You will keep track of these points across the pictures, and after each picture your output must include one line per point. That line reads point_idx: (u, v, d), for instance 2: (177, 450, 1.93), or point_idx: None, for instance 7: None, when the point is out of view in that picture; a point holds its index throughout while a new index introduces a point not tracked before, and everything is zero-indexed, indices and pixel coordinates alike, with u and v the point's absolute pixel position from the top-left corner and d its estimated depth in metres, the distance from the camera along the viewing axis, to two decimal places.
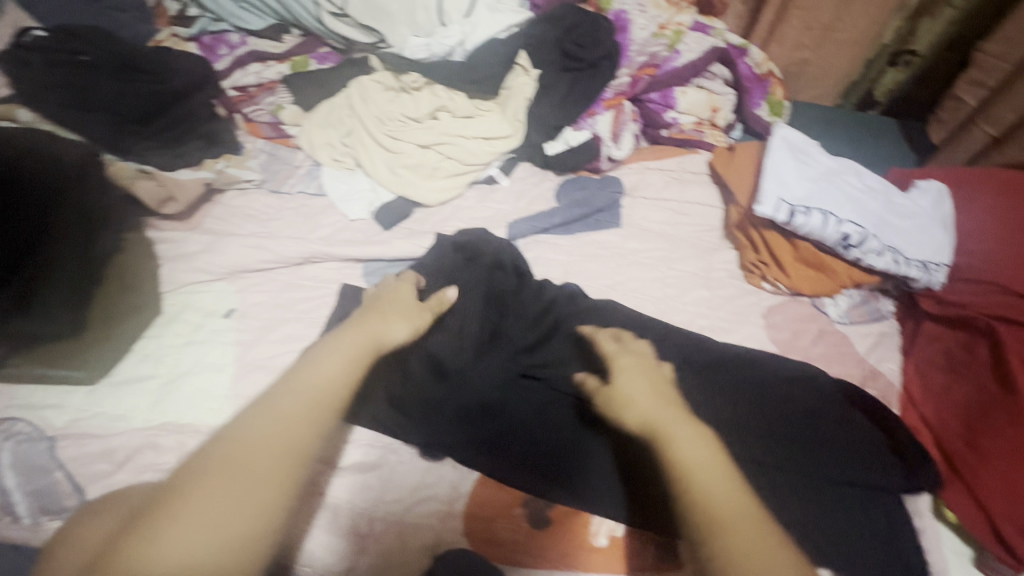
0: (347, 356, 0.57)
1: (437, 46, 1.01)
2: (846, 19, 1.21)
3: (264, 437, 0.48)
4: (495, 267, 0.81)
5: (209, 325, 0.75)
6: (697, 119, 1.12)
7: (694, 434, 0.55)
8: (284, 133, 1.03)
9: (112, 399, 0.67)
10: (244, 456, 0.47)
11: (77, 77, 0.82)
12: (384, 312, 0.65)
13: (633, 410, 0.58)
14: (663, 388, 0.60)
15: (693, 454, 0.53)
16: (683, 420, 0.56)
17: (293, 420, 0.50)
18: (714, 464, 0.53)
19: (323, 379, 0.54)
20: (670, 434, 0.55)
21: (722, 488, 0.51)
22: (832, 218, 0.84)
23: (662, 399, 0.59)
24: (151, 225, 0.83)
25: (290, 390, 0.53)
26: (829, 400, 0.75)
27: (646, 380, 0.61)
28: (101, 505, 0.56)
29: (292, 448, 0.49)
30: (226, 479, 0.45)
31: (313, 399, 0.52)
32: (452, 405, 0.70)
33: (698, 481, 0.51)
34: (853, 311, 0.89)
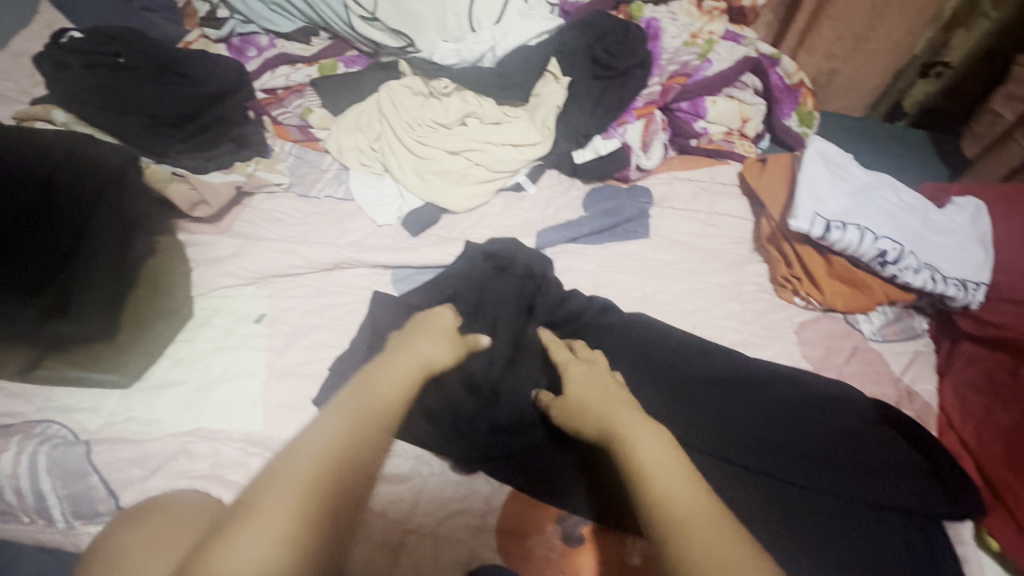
0: (397, 373, 0.55)
1: (468, 52, 0.99)
2: (879, 31, 1.19)
3: (321, 449, 0.46)
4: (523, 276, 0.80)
5: (240, 330, 0.75)
6: (727, 129, 1.10)
7: (651, 433, 0.53)
8: (312, 137, 1.03)
9: (146, 403, 0.67)
10: (305, 471, 0.44)
11: (115, 79, 0.83)
12: (426, 333, 0.62)
13: (589, 414, 0.58)
14: (614, 392, 0.60)
15: (646, 452, 0.51)
16: (639, 420, 0.55)
17: (352, 432, 0.48)
18: (672, 461, 0.50)
19: (381, 394, 0.52)
20: (625, 434, 0.53)
21: (678, 481, 0.48)
22: (869, 234, 0.83)
23: (611, 402, 0.58)
24: (182, 228, 0.83)
25: (346, 403, 0.51)
26: (865, 419, 0.74)
27: (602, 386, 0.61)
28: (138, 514, 0.55)
29: (353, 460, 0.47)
30: (289, 495, 0.43)
31: (372, 410, 0.51)
32: (486, 422, 0.68)
33: (658, 480, 0.48)
34: (886, 328, 0.87)
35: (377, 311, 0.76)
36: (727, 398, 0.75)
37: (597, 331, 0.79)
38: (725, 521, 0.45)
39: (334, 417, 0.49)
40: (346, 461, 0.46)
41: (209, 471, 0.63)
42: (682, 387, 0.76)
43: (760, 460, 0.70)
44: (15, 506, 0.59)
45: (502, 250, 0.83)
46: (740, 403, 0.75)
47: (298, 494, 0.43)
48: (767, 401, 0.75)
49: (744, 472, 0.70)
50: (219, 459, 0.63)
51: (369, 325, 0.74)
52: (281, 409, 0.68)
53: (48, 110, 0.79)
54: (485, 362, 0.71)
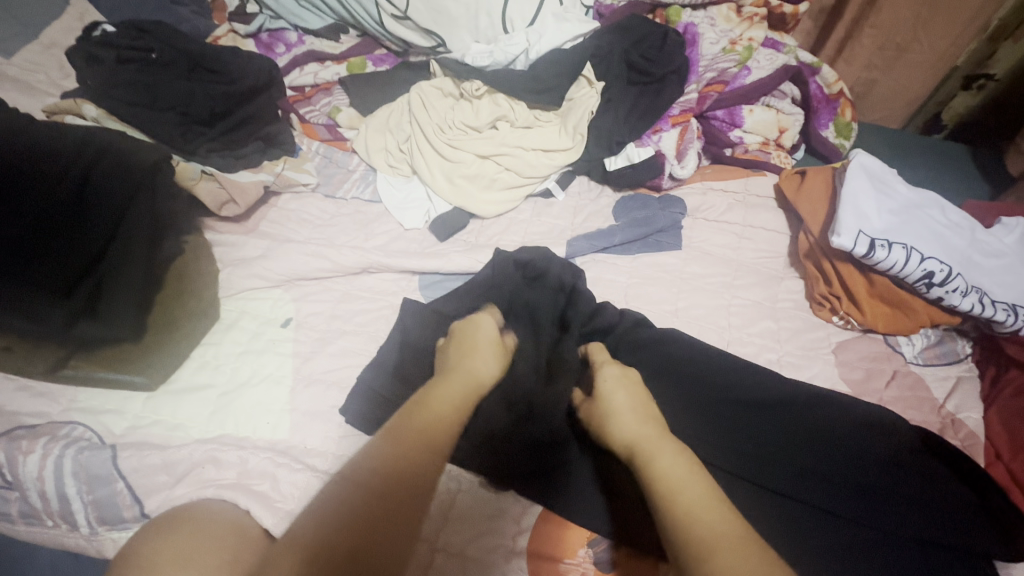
0: (453, 393, 0.56)
1: (500, 54, 0.96)
2: (922, 42, 1.15)
3: (378, 463, 0.47)
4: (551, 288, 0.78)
5: (266, 334, 0.73)
6: (764, 138, 1.08)
7: (674, 450, 0.53)
8: (339, 136, 1.02)
9: (172, 407, 0.66)
10: (360, 487, 0.44)
11: (147, 75, 0.81)
12: (471, 348, 0.64)
13: (616, 424, 0.58)
14: (649, 408, 0.60)
15: (670, 469, 0.50)
16: (663, 437, 0.54)
17: (406, 448, 0.48)
18: (693, 480, 0.49)
19: (439, 412, 0.53)
20: (651, 451, 0.53)
21: (700, 498, 0.46)
22: (915, 254, 0.80)
23: (639, 413, 0.59)
24: (208, 226, 0.82)
25: (400, 420, 0.52)
26: (909, 448, 0.71)
27: (636, 397, 0.61)
28: (169, 523, 0.54)
29: (408, 476, 0.46)
30: (345, 511, 0.42)
31: (428, 429, 0.51)
32: (519, 438, 0.65)
33: (681, 496, 0.47)
34: (927, 351, 0.85)
35: (406, 318, 0.74)
36: (759, 420, 0.73)
37: (626, 347, 0.78)
38: (748, 541, 0.42)
39: (389, 434, 0.50)
40: (400, 476, 0.46)
41: (235, 480, 0.61)
42: (713, 407, 0.74)
43: (797, 488, 0.68)
44: (40, 509, 0.60)
45: (534, 260, 0.81)
46: (774, 426, 0.72)
47: (353, 509, 0.43)
48: (803, 426, 0.72)
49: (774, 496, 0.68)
50: (246, 468, 0.62)
51: (398, 334, 0.73)
52: (308, 418, 0.67)
53: (79, 104, 0.78)
54: (518, 376, 0.69)
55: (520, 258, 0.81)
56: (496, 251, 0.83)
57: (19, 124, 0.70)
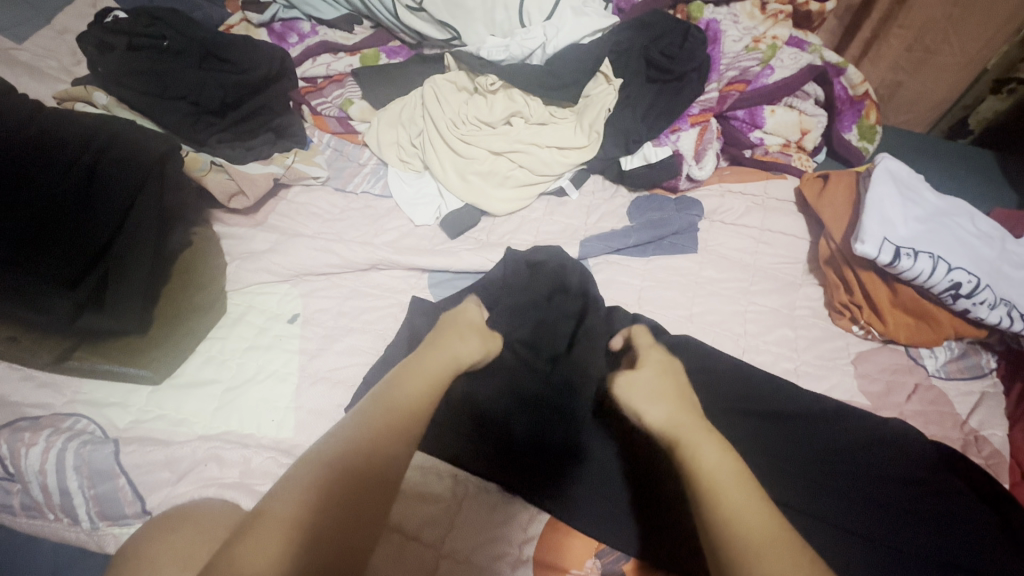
0: (423, 378, 0.53)
1: (517, 48, 0.94)
2: (953, 44, 1.11)
3: (343, 447, 0.46)
4: (555, 291, 0.77)
5: (272, 329, 0.72)
6: (785, 140, 1.06)
7: (720, 445, 0.49)
8: (351, 129, 1.00)
9: (175, 402, 0.65)
10: (329, 476, 0.44)
11: (159, 64, 0.80)
12: (455, 328, 0.61)
13: (655, 408, 0.54)
14: (686, 393, 0.56)
15: (716, 466, 0.46)
16: (710, 431, 0.50)
17: (375, 435, 0.47)
18: (737, 478, 0.46)
19: (409, 392, 0.52)
20: (693, 442, 0.49)
21: (744, 497, 0.44)
22: (942, 264, 0.77)
23: (679, 396, 0.55)
24: (217, 218, 0.81)
25: (374, 400, 0.51)
26: (928, 464, 0.68)
27: (670, 379, 0.58)
28: (173, 518, 0.53)
29: (381, 463, 0.46)
30: (312, 498, 0.42)
31: (396, 413, 0.49)
32: (525, 440, 0.65)
33: (726, 496, 0.44)
34: (951, 365, 0.82)
35: (414, 316, 0.73)
36: (768, 431, 0.71)
37: None
38: (797, 548, 0.41)
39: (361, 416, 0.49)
40: (368, 464, 0.45)
41: (238, 479, 0.60)
42: (723, 418, 0.72)
43: (809, 503, 0.65)
44: (42, 502, 0.59)
45: (540, 260, 0.79)
46: (784, 436, 0.70)
47: (323, 501, 0.42)
48: (815, 439, 0.70)
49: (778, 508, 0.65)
50: (250, 467, 0.61)
51: (405, 332, 0.71)
52: (313, 417, 0.66)
53: (90, 91, 0.77)
54: (523, 382, 0.69)
55: (529, 257, 0.79)
56: (505, 252, 0.81)
57: (28, 111, 0.69)
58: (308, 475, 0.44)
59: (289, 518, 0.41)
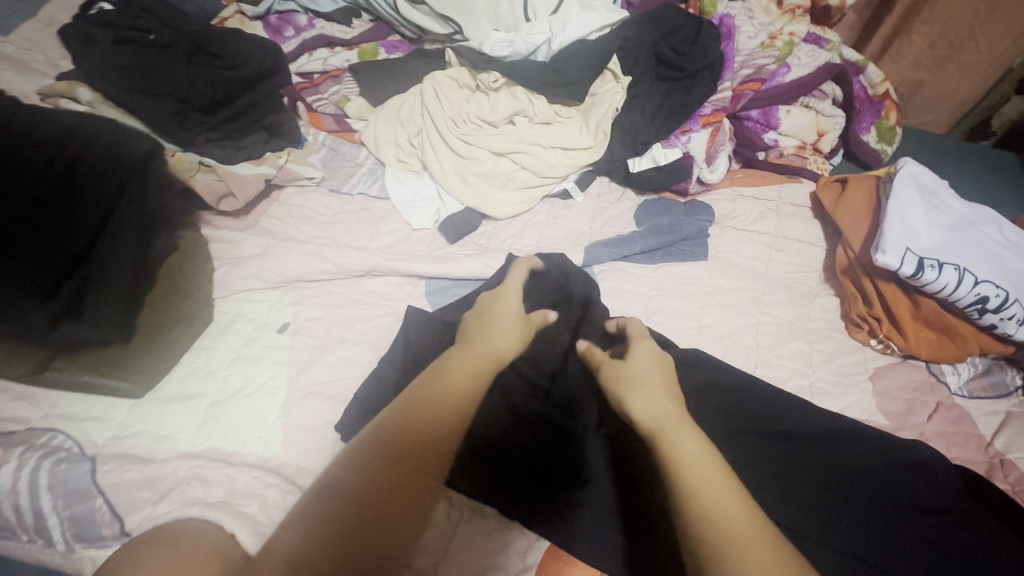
0: (471, 372, 0.54)
1: (521, 44, 0.90)
2: (978, 41, 1.06)
3: (386, 449, 0.47)
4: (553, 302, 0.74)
5: (261, 339, 0.69)
6: (799, 142, 1.01)
7: (696, 439, 0.50)
8: (347, 127, 0.97)
9: (158, 416, 0.62)
10: (378, 478, 0.45)
11: (145, 58, 0.76)
12: (488, 325, 0.62)
13: (636, 399, 0.55)
14: (671, 385, 0.57)
15: (688, 453, 0.48)
16: (688, 425, 0.51)
17: (417, 440, 0.48)
18: (713, 470, 0.47)
19: (451, 392, 0.52)
20: (668, 435, 0.50)
21: (713, 484, 0.45)
22: (968, 276, 0.73)
23: (665, 387, 0.56)
24: (207, 221, 0.78)
25: (420, 394, 0.51)
26: (951, 490, 0.64)
27: (658, 367, 0.59)
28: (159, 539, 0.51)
29: (419, 461, 0.47)
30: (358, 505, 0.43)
31: (443, 405, 0.50)
32: (518, 459, 0.62)
33: (699, 486, 0.45)
34: (973, 382, 0.77)
35: (409, 328, 0.69)
36: (779, 452, 0.67)
37: None
38: (773, 540, 0.42)
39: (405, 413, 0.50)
40: (409, 463, 0.46)
41: (223, 499, 0.57)
42: (731, 438, 0.68)
43: (825, 531, 0.61)
44: (15, 523, 0.56)
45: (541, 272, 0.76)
46: (797, 458, 0.67)
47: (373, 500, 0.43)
48: (831, 462, 0.66)
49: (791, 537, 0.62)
50: (235, 487, 0.58)
51: (400, 344, 0.68)
52: (302, 433, 0.62)
53: (73, 87, 0.73)
54: (519, 396, 0.66)
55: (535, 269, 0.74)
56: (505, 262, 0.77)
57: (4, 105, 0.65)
58: (352, 476, 0.45)
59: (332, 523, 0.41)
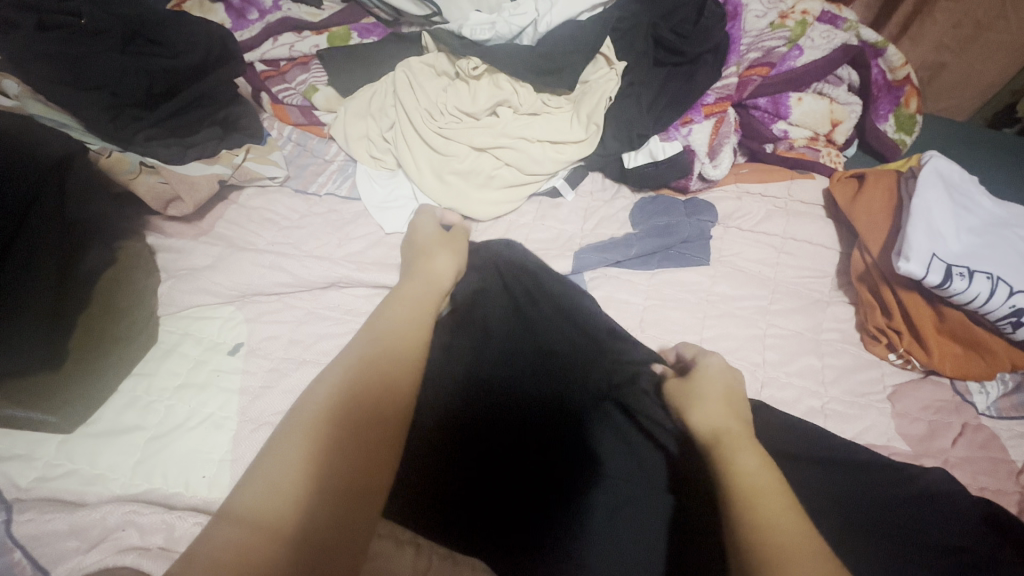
0: (416, 307, 0.59)
1: (503, 26, 0.81)
2: (1009, 19, 0.96)
3: (321, 425, 0.45)
4: (528, 292, 0.67)
5: (210, 363, 0.62)
6: (812, 133, 0.92)
7: (758, 453, 0.49)
8: (314, 120, 0.87)
9: (90, 454, 0.56)
10: (315, 461, 0.43)
11: (72, 45, 0.66)
12: (430, 252, 0.67)
13: (697, 408, 0.54)
14: (734, 398, 0.56)
15: (750, 467, 0.47)
16: (751, 441, 0.50)
17: (351, 409, 0.47)
18: (778, 489, 0.45)
19: (396, 325, 0.56)
20: (733, 446, 0.49)
21: (776, 499, 0.44)
22: (1002, 287, 0.65)
23: (729, 401, 0.55)
24: (155, 228, 0.71)
25: (359, 362, 0.51)
26: (974, 525, 0.57)
27: (721, 384, 0.57)
28: None
29: (373, 411, 0.48)
30: (297, 494, 0.41)
31: (392, 348, 0.53)
32: (508, 477, 0.56)
33: (761, 502, 0.44)
34: (1003, 402, 0.70)
35: None
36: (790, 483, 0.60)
37: None
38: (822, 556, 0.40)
39: (338, 385, 0.49)
40: (360, 407, 0.48)
41: (161, 547, 0.51)
42: None
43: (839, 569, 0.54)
44: None
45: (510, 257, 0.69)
46: (811, 490, 0.59)
47: (315, 480, 0.42)
48: (846, 495, 0.59)
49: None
50: (174, 535, 0.51)
51: None
52: None
53: None
54: (493, 403, 0.60)
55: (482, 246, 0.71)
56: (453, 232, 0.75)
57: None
58: (299, 447, 0.44)
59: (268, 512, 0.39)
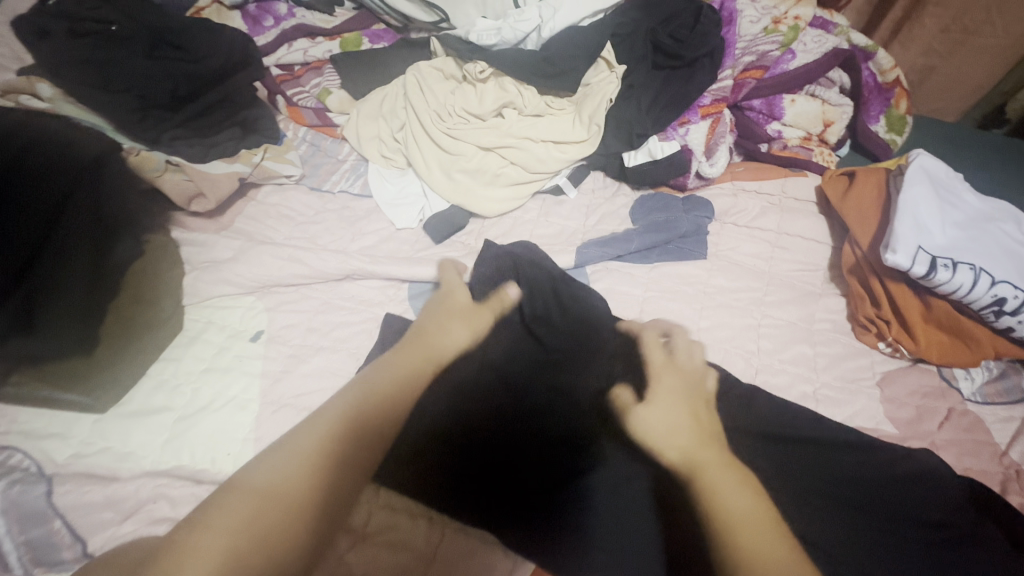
0: (426, 335, 0.61)
1: (509, 32, 0.86)
2: (995, 25, 1.00)
3: (328, 430, 0.48)
4: (532, 289, 0.70)
5: (233, 349, 0.65)
6: (806, 133, 0.96)
7: (738, 478, 0.48)
8: (328, 121, 0.91)
9: (122, 432, 0.59)
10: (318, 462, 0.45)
11: (106, 53, 0.71)
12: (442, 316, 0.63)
13: (662, 439, 0.52)
14: (703, 417, 0.53)
15: (732, 500, 0.46)
16: (728, 465, 0.49)
17: (340, 445, 0.47)
18: (762, 522, 0.45)
19: (410, 354, 0.58)
20: (710, 476, 0.48)
21: (762, 531, 0.44)
22: (985, 276, 0.68)
23: (698, 427, 0.52)
24: (179, 223, 0.74)
25: (344, 398, 0.51)
26: (955, 501, 0.60)
27: (685, 406, 0.54)
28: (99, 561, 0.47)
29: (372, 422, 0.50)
30: (297, 485, 0.43)
31: (403, 373, 0.56)
32: (509, 464, 0.58)
33: (745, 539, 0.43)
34: (988, 388, 0.73)
35: (387, 338, 0.66)
36: (783, 460, 0.63)
37: None
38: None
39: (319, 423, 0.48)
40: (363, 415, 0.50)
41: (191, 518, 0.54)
42: (731, 440, 0.64)
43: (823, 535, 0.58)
44: None
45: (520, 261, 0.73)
46: (801, 468, 0.62)
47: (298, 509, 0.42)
48: (836, 473, 0.62)
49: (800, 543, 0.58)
50: None
51: (378, 353, 0.65)
52: None
53: (32, 82, 0.69)
54: (501, 392, 0.63)
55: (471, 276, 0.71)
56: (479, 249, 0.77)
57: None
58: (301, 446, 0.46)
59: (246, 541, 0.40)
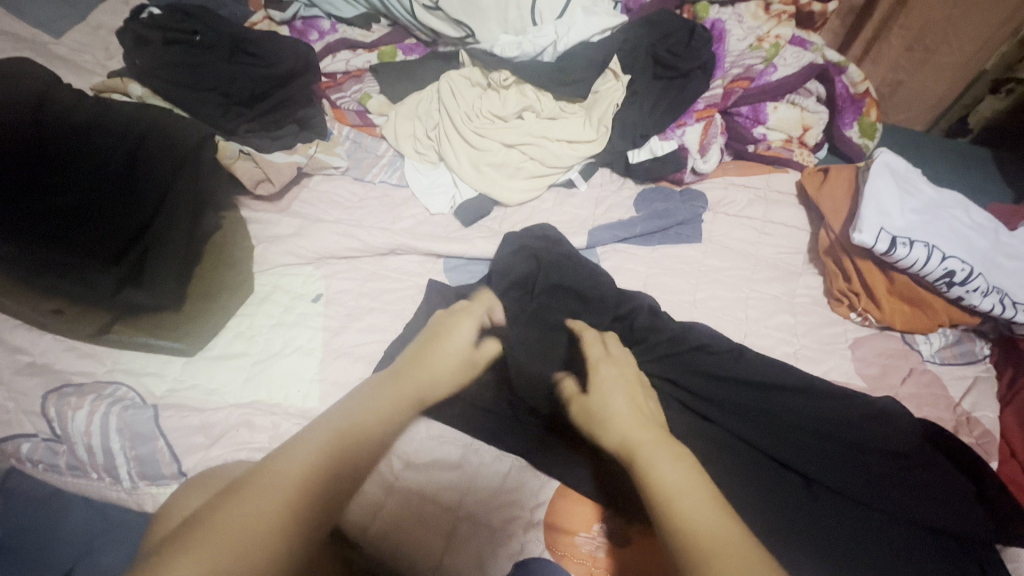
0: (430, 365, 0.65)
1: (529, 45, 0.97)
2: (952, 45, 1.14)
3: (319, 457, 0.49)
4: (552, 265, 0.80)
5: (297, 308, 0.76)
6: (788, 136, 1.09)
7: (673, 455, 0.52)
8: (368, 122, 1.04)
9: (207, 372, 0.70)
10: (305, 477, 0.47)
11: (194, 58, 0.85)
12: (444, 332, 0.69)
13: (608, 427, 0.58)
14: (641, 403, 0.60)
15: (667, 474, 0.50)
16: (663, 443, 0.54)
17: (325, 462, 0.49)
18: (697, 490, 0.49)
19: (384, 402, 0.58)
20: (645, 456, 0.52)
21: (694, 496, 0.48)
22: (936, 252, 0.80)
23: (638, 416, 0.57)
24: (244, 204, 0.85)
25: (338, 421, 0.53)
26: (917, 436, 0.70)
27: (628, 395, 0.61)
28: (201, 481, 0.57)
29: (354, 437, 0.53)
30: (282, 498, 0.44)
31: (398, 400, 0.59)
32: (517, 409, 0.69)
33: (680, 502, 0.47)
34: (945, 351, 0.85)
35: (431, 297, 0.77)
36: (770, 402, 0.72)
37: (645, 336, 0.77)
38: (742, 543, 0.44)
39: (311, 449, 0.49)
40: (350, 436, 0.52)
41: (267, 443, 0.64)
42: (727, 386, 0.74)
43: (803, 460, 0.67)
44: (86, 462, 0.64)
45: (542, 244, 0.84)
46: (787, 409, 0.71)
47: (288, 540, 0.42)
48: (818, 414, 0.71)
49: (779, 468, 0.68)
50: (278, 433, 0.65)
51: (424, 312, 0.75)
52: (336, 388, 0.70)
53: (125, 83, 0.82)
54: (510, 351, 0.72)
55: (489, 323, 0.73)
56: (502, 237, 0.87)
57: (62, 107, 0.74)
58: (301, 467, 0.48)
59: (252, 553, 0.40)
